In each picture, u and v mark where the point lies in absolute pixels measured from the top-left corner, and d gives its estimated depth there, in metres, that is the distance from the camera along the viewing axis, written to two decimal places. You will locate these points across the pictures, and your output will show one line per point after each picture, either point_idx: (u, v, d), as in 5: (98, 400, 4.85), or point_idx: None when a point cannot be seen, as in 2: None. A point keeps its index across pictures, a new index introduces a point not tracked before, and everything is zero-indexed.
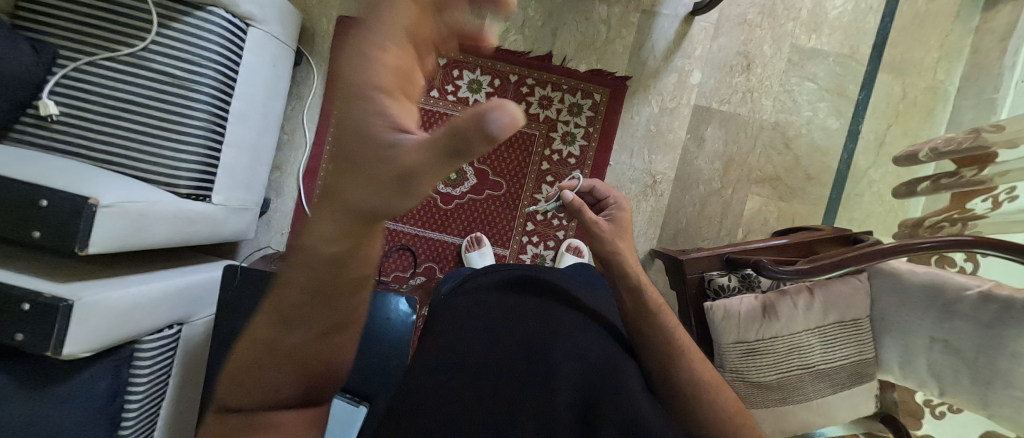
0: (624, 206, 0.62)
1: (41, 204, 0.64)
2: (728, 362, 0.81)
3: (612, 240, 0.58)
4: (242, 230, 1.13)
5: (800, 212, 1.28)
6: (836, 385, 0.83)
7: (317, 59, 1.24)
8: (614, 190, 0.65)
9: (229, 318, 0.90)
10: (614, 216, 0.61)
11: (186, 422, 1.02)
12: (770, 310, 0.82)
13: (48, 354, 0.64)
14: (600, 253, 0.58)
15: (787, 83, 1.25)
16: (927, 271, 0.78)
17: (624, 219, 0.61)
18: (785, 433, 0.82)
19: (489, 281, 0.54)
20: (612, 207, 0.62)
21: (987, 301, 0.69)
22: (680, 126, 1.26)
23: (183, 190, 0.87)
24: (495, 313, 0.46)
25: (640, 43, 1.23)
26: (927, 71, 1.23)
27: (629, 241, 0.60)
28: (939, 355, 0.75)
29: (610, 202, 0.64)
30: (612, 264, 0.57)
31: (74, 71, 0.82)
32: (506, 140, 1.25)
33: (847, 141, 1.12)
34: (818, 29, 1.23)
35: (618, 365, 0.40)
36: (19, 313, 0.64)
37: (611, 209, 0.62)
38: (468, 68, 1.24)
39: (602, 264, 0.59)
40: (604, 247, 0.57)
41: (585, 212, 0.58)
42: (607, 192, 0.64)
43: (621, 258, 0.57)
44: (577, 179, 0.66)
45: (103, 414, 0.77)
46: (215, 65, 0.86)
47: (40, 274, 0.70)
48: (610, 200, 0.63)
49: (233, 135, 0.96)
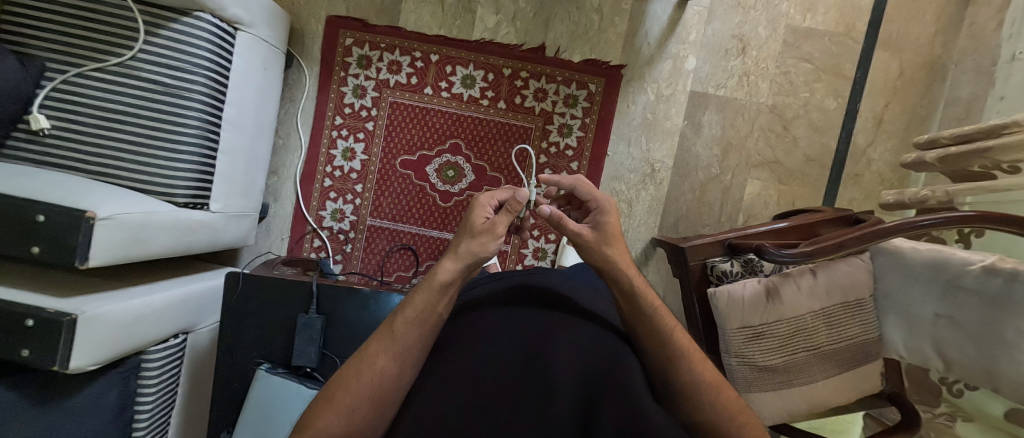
0: (609, 208, 0.52)
1: (39, 219, 0.64)
2: (732, 347, 0.82)
3: (613, 243, 0.49)
4: (242, 236, 1.13)
5: (800, 194, 1.28)
6: (840, 366, 0.83)
7: (307, 60, 1.23)
8: (599, 189, 0.54)
9: (233, 325, 0.91)
10: (597, 222, 0.51)
11: (198, 428, 1.03)
12: (773, 294, 0.81)
13: (54, 368, 0.64)
14: (589, 258, 0.50)
15: (782, 65, 1.24)
16: (930, 249, 0.78)
17: (617, 228, 0.51)
18: (792, 415, 0.83)
19: (484, 293, 0.52)
20: (593, 212, 0.53)
21: (991, 274, 0.68)
22: (677, 113, 1.25)
23: (180, 200, 0.86)
24: (491, 325, 0.44)
25: (633, 30, 1.22)
26: (922, 46, 1.21)
27: (622, 245, 0.51)
28: (943, 331, 0.75)
29: (595, 206, 0.53)
30: (606, 264, 0.49)
31: (63, 83, 0.81)
32: (504, 135, 1.25)
33: (846, 121, 1.11)
34: (813, 9, 1.22)
35: (622, 356, 0.39)
36: (22, 331, 0.64)
37: (594, 215, 0.52)
38: (461, 64, 1.22)
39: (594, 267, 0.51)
40: (593, 254, 0.49)
41: (566, 225, 0.50)
42: (589, 193, 0.53)
43: (613, 263, 0.48)
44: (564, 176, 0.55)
45: (115, 423, 0.78)
46: (205, 72, 0.85)
47: (41, 290, 0.70)
48: (592, 203, 0.53)
49: (228, 142, 0.96)
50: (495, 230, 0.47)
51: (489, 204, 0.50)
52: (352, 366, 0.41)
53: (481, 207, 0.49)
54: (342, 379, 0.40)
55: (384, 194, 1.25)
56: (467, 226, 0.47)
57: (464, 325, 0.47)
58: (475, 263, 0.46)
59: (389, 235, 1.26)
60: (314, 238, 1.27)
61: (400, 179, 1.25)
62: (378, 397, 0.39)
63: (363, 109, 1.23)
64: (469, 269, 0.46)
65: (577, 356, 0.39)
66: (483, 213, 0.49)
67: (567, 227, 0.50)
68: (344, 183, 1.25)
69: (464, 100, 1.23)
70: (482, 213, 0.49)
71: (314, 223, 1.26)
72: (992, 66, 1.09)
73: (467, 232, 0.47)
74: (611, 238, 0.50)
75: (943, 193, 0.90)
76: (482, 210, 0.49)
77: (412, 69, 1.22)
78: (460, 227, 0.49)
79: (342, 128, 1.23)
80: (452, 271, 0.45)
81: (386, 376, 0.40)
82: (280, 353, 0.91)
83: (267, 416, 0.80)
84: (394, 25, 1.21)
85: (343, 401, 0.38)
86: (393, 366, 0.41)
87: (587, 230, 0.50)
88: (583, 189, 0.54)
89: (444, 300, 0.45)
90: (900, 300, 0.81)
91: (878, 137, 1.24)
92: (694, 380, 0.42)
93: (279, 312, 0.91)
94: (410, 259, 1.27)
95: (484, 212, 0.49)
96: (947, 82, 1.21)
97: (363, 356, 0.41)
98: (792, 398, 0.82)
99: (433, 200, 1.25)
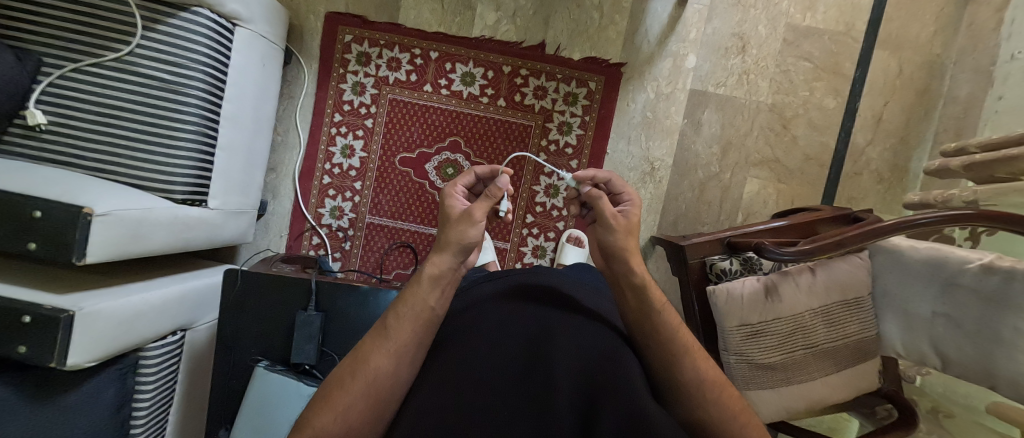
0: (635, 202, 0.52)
1: (35, 215, 0.63)
2: (731, 346, 0.82)
3: (623, 232, 0.47)
4: (241, 233, 1.12)
5: (799, 193, 1.28)
6: (839, 364, 0.84)
7: (306, 57, 1.22)
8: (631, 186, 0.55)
9: (231, 322, 0.91)
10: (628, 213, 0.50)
11: (196, 425, 1.02)
12: (772, 292, 0.81)
13: (51, 365, 0.64)
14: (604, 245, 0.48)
15: (782, 63, 1.24)
16: (928, 247, 0.78)
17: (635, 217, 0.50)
18: (791, 412, 0.83)
19: (484, 291, 0.52)
20: (625, 205, 0.52)
21: (990, 272, 0.68)
22: (678, 111, 1.25)
23: (178, 196, 0.86)
24: (492, 322, 0.44)
25: (633, 28, 1.22)
26: (922, 46, 1.22)
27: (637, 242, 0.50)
28: (942, 329, 0.74)
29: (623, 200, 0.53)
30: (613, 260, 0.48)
31: (60, 78, 0.80)
32: (503, 132, 1.25)
33: (847, 120, 1.12)
34: (813, 7, 1.22)
35: (621, 353, 0.39)
36: (19, 327, 0.63)
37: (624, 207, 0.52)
38: (461, 61, 1.22)
39: (603, 259, 0.51)
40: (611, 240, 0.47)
41: (605, 206, 0.48)
42: (622, 188, 0.54)
43: (628, 252, 0.47)
44: (600, 176, 0.55)
45: (114, 420, 0.78)
46: (203, 68, 0.84)
47: (38, 286, 0.69)
48: (624, 198, 0.53)
49: (227, 139, 0.95)
50: (471, 217, 0.44)
51: (461, 189, 0.51)
52: (350, 363, 0.41)
53: (451, 197, 0.48)
54: (342, 377, 0.40)
55: (383, 192, 1.25)
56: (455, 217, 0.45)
57: (463, 323, 0.46)
58: (468, 249, 0.46)
59: (388, 232, 1.26)
60: (313, 235, 1.26)
61: (399, 176, 1.24)
62: (376, 397, 0.39)
63: (362, 106, 1.23)
64: (457, 259, 0.46)
65: (577, 353, 0.39)
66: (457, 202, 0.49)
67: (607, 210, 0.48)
68: (343, 181, 1.25)
69: (464, 97, 1.23)
70: (454, 201, 0.48)
71: (313, 221, 1.25)
72: (991, 65, 1.09)
73: (453, 222, 0.46)
74: (618, 228, 0.47)
75: (971, 193, 0.89)
76: (454, 201, 0.48)
77: (411, 66, 1.22)
78: (438, 221, 0.47)
79: (341, 126, 1.23)
80: (440, 263, 0.45)
81: (385, 374, 0.40)
82: (278, 351, 0.91)
83: (266, 413, 0.80)
84: (393, 21, 1.20)
85: (341, 400, 0.38)
86: (389, 364, 0.40)
87: (619, 216, 0.49)
88: (617, 184, 0.54)
89: (436, 294, 0.45)
90: (899, 298, 0.82)
91: (877, 136, 1.25)
92: (697, 378, 0.42)
93: (278, 309, 0.91)
94: (409, 256, 1.27)
95: (456, 202, 0.48)
96: (947, 81, 1.22)
97: (362, 354, 0.41)
98: (790, 395, 0.82)
99: (432, 197, 1.25)
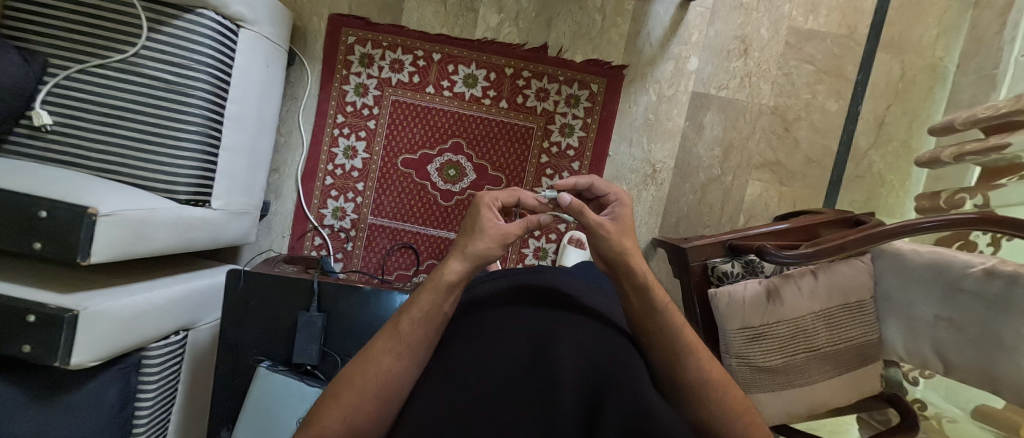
0: (627, 201, 0.52)
1: (41, 215, 0.64)
2: (732, 348, 0.82)
3: (617, 235, 0.47)
4: (244, 234, 1.13)
5: (800, 196, 1.28)
6: (841, 366, 0.83)
7: (310, 58, 1.23)
8: (615, 185, 0.54)
9: (234, 322, 0.91)
10: (615, 213, 0.50)
11: (198, 425, 1.03)
12: (773, 294, 0.81)
13: (56, 364, 0.64)
14: (603, 249, 0.48)
15: (784, 66, 1.24)
16: (931, 251, 0.78)
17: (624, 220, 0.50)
18: (792, 415, 0.83)
19: (487, 292, 0.52)
20: (613, 204, 0.52)
21: (992, 276, 0.67)
22: (680, 113, 1.25)
23: (182, 197, 0.86)
24: (493, 323, 0.44)
25: (635, 30, 1.22)
26: (924, 49, 1.24)
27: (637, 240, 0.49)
28: (944, 333, 0.74)
29: (610, 199, 0.53)
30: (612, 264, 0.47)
31: (66, 79, 0.81)
32: (506, 134, 1.25)
33: (847, 123, 1.13)
34: (816, 10, 1.22)
35: (623, 354, 0.40)
36: (24, 326, 0.64)
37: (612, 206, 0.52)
38: (463, 63, 1.22)
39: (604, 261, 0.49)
40: (609, 246, 0.47)
41: (588, 215, 0.47)
42: (606, 189, 0.54)
43: (628, 256, 0.46)
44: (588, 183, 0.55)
45: (116, 419, 0.78)
46: (207, 69, 0.85)
47: (44, 286, 0.70)
48: (610, 196, 0.53)
49: (230, 141, 0.95)
50: (485, 222, 0.46)
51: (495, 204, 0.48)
52: (356, 364, 0.41)
53: (486, 208, 0.47)
54: (347, 378, 0.40)
55: (384, 193, 1.25)
56: (478, 224, 0.46)
57: (465, 323, 0.47)
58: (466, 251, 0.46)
59: (390, 233, 1.27)
60: (315, 236, 1.27)
61: (401, 178, 1.25)
62: (383, 398, 0.39)
63: (365, 108, 1.23)
64: (473, 267, 0.45)
65: (579, 354, 0.39)
66: (490, 216, 0.47)
67: (593, 221, 0.47)
68: (345, 182, 1.25)
69: (467, 99, 1.23)
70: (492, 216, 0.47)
71: (315, 221, 1.26)
72: (993, 69, 1.09)
73: (470, 230, 0.46)
74: (626, 232, 0.48)
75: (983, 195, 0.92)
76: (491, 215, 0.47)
77: (413, 68, 1.22)
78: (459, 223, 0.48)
79: (343, 127, 1.23)
80: (450, 267, 0.44)
81: (391, 375, 0.40)
82: (280, 351, 0.91)
83: (269, 413, 0.80)
84: (396, 23, 1.21)
85: (347, 400, 0.38)
86: (394, 364, 0.40)
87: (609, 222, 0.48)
88: (601, 186, 0.54)
89: (448, 299, 0.44)
90: (899, 301, 0.81)
91: (880, 140, 1.24)
92: (701, 379, 0.43)
93: (281, 309, 0.91)
94: (411, 257, 1.27)
95: (492, 216, 0.46)
96: (950, 84, 1.21)
97: (368, 356, 0.41)
98: (792, 398, 0.82)
99: (433, 199, 1.25)
